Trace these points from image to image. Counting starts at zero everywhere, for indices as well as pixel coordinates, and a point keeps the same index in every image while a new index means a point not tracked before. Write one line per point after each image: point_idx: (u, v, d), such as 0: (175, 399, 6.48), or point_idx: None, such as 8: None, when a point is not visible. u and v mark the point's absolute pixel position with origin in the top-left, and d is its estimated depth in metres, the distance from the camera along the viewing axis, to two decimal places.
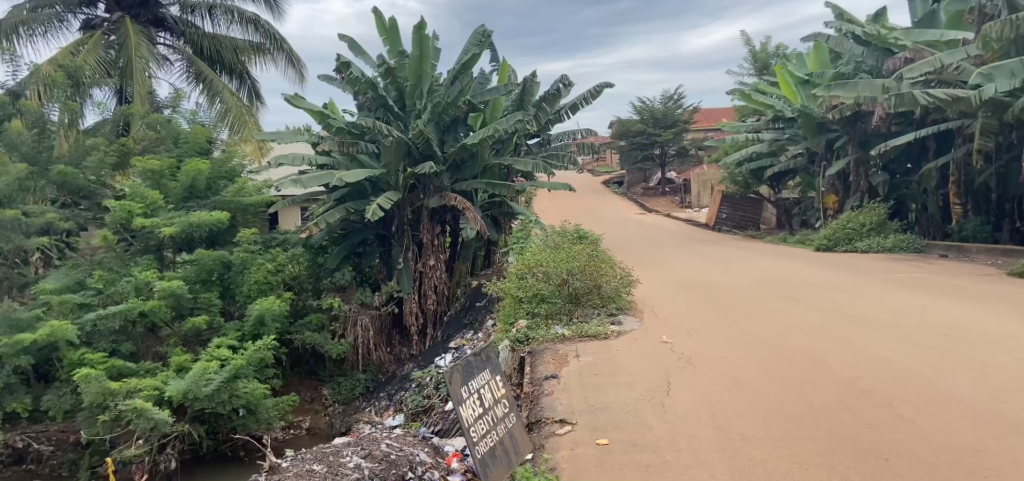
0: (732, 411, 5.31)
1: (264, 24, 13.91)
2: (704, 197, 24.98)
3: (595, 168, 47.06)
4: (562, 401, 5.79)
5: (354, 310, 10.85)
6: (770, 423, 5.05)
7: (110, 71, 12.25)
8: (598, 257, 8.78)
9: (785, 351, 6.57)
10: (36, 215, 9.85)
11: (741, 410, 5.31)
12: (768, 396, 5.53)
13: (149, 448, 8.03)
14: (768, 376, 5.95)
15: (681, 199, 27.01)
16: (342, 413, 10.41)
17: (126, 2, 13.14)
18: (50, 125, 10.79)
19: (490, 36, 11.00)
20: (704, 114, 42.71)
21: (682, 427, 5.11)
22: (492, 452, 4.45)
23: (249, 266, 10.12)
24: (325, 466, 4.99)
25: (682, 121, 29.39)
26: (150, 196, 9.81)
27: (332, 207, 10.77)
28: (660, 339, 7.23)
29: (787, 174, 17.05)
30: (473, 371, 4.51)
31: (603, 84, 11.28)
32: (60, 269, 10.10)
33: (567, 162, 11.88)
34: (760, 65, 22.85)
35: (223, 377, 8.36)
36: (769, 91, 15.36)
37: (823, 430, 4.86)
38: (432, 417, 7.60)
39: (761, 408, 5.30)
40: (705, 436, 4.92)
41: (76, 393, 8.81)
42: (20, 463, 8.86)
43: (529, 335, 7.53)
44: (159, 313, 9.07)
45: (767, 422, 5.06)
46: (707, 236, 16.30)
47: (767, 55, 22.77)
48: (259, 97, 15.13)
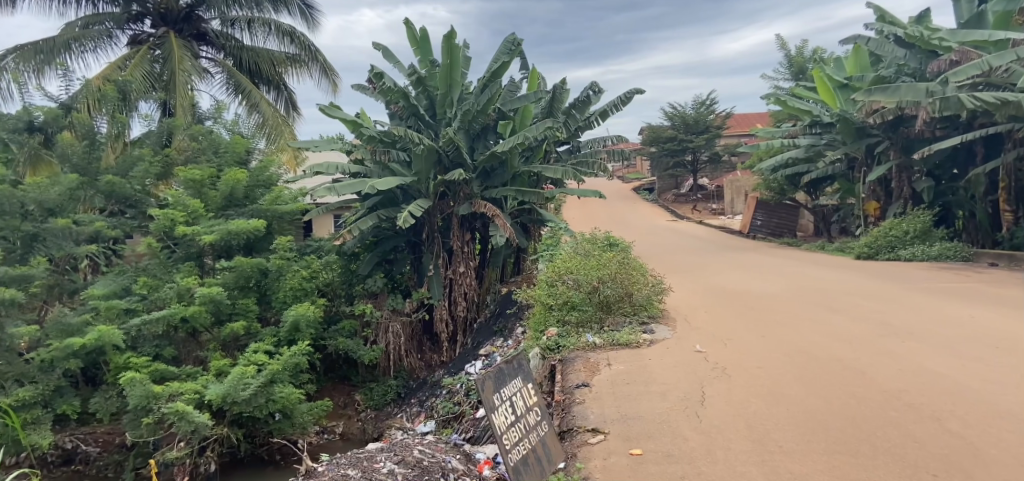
0: (766, 423, 5.26)
1: (301, 36, 14.23)
2: (738, 204, 24.67)
3: (624, 174, 46.76)
4: (593, 410, 5.80)
5: (386, 317, 11.07)
6: (808, 436, 4.98)
7: (155, 85, 12.47)
8: (629, 263, 8.68)
9: (825, 362, 6.47)
10: (85, 224, 9.98)
11: (780, 422, 5.24)
12: (807, 407, 5.46)
13: (190, 450, 8.29)
14: (807, 387, 5.88)
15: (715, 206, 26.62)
16: (374, 419, 10.56)
17: (170, 17, 13.48)
18: (99, 137, 11.08)
19: (520, 44, 11.06)
20: (737, 120, 42.23)
21: (717, 438, 5.07)
22: (525, 460, 4.50)
23: (285, 273, 10.44)
24: (359, 471, 5.22)
25: (714, 127, 29.14)
26: (192, 205, 10.14)
27: (364, 214, 10.95)
28: (693, 348, 7.19)
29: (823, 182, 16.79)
30: (505, 378, 4.55)
31: (633, 90, 11.26)
32: (107, 275, 10.37)
33: (598, 169, 11.81)
34: (797, 69, 22.52)
35: (260, 382, 8.54)
36: (805, 96, 15.06)
37: (868, 444, 4.77)
38: (464, 423, 7.64)
39: (798, 421, 5.24)
40: (741, 448, 4.88)
41: (122, 396, 9.03)
42: (69, 464, 9.09)
43: (560, 343, 7.57)
44: (199, 318, 9.35)
45: (807, 434, 5.00)
46: (742, 244, 16.06)
47: (803, 59, 22.42)
48: (296, 107, 15.45)
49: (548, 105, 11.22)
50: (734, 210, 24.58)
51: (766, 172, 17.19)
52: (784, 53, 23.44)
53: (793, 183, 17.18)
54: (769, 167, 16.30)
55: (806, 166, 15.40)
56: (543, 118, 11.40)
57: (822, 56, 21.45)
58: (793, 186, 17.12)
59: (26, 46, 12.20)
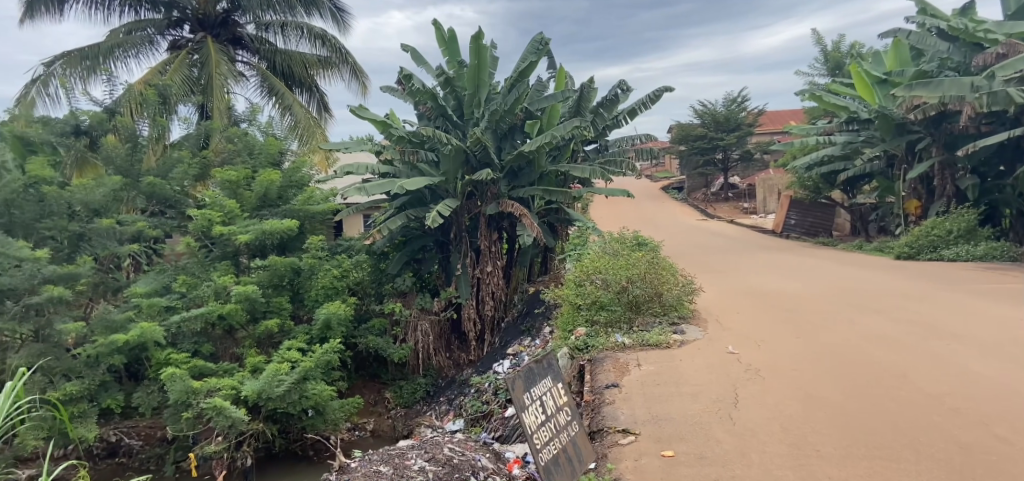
0: (802, 426, 5.22)
1: (332, 39, 14.46)
2: (770, 203, 24.34)
3: (653, 174, 46.47)
4: (623, 410, 5.82)
5: (415, 315, 11.18)
6: (847, 440, 4.93)
7: (193, 89, 12.76)
8: (659, 263, 8.64)
9: (863, 365, 6.38)
10: (128, 224, 10.27)
11: (818, 425, 5.20)
12: (845, 411, 5.41)
13: (228, 445, 8.52)
14: (845, 390, 5.81)
15: (747, 205, 26.29)
16: (404, 416, 10.71)
17: (207, 22, 13.82)
18: (141, 140, 11.41)
19: (548, 43, 11.09)
20: (769, 117, 41.61)
21: (751, 441, 5.06)
22: (556, 460, 4.53)
23: (317, 272, 10.65)
24: (391, 468, 5.32)
25: (746, 124, 28.79)
26: (228, 206, 10.38)
27: (393, 214, 11.09)
28: (726, 350, 7.15)
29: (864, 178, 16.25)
30: (536, 378, 4.59)
31: (662, 88, 11.20)
32: (148, 273, 10.66)
33: (625, 168, 11.75)
34: (833, 65, 22.08)
35: (294, 379, 8.73)
36: (842, 92, 14.78)
37: (910, 449, 4.72)
38: (493, 422, 7.70)
39: (836, 424, 5.19)
40: (777, 451, 4.87)
41: (163, 391, 9.30)
42: (113, 457, 9.39)
43: (589, 343, 7.59)
44: (235, 315, 9.58)
45: (845, 438, 4.96)
46: (775, 243, 15.80)
47: (840, 54, 22.01)
48: (327, 109, 15.68)
49: (576, 103, 11.21)
50: (766, 209, 24.26)
51: (800, 171, 16.90)
52: (819, 49, 23.05)
53: (828, 182, 16.75)
54: (803, 165, 16.01)
55: (843, 163, 14.99)
56: (570, 117, 11.39)
57: (859, 51, 21.02)
58: (829, 184, 16.67)
59: (73, 52, 12.61)
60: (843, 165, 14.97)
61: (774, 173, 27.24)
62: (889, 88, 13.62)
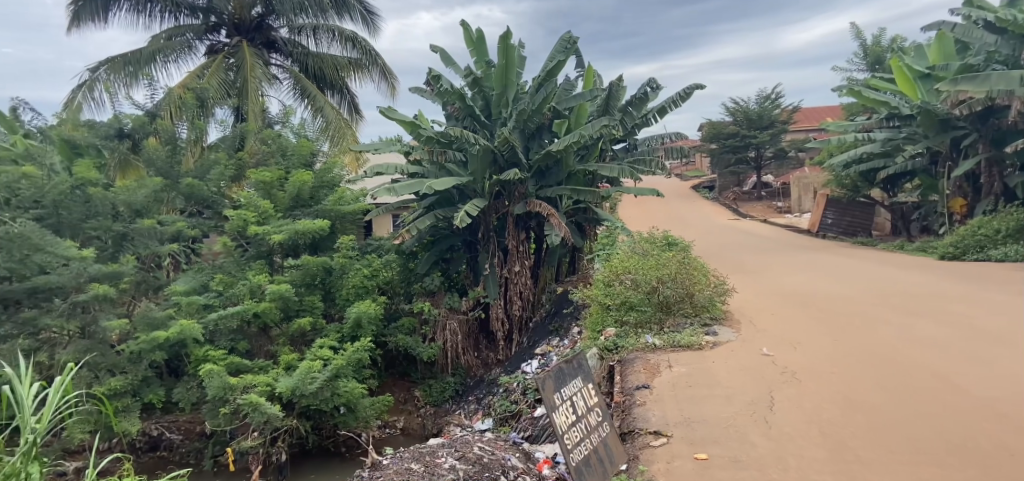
0: (842, 431, 5.17)
1: (362, 42, 14.65)
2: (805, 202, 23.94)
3: (684, 173, 46.02)
4: (655, 411, 5.81)
5: (443, 314, 11.26)
6: (888, 445, 4.88)
7: (229, 92, 12.99)
8: (690, 263, 8.58)
9: (904, 368, 6.28)
10: (168, 224, 10.56)
11: (858, 430, 5.15)
12: (885, 416, 5.34)
13: (263, 440, 8.71)
14: (886, 394, 5.73)
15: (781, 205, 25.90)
16: (434, 415, 10.83)
17: (243, 27, 14.14)
18: (180, 142, 11.72)
19: (576, 42, 11.08)
20: (804, 114, 40.89)
21: (788, 445, 5.03)
22: (587, 461, 4.56)
23: (348, 271, 10.80)
24: (422, 466, 5.40)
25: (780, 122, 28.35)
26: (262, 207, 10.61)
27: (421, 214, 11.20)
28: (760, 352, 7.09)
29: (903, 176, 16.32)
30: (566, 378, 4.63)
31: (692, 86, 11.12)
32: (187, 272, 10.93)
33: (655, 167, 11.69)
34: (872, 59, 21.60)
35: (326, 376, 8.88)
36: (882, 87, 14.45)
37: (956, 456, 4.66)
38: (522, 422, 7.71)
39: (876, 429, 5.14)
40: (816, 456, 4.84)
41: (201, 387, 9.54)
42: (155, 450, 9.66)
43: (618, 343, 7.59)
44: (270, 313, 9.78)
45: (885, 443, 4.91)
46: (809, 243, 15.54)
47: (880, 49, 21.52)
48: (357, 110, 15.89)
49: (604, 102, 11.19)
50: (800, 208, 23.88)
51: (838, 168, 16.61)
52: (858, 44, 22.58)
53: (867, 180, 16.79)
54: (840, 163, 15.71)
55: (884, 160, 14.73)
56: (598, 116, 11.35)
57: (899, 45, 20.53)
58: (868, 182, 16.74)
59: (117, 58, 13.01)
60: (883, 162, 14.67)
61: (810, 171, 26.79)
62: (932, 83, 13.23)
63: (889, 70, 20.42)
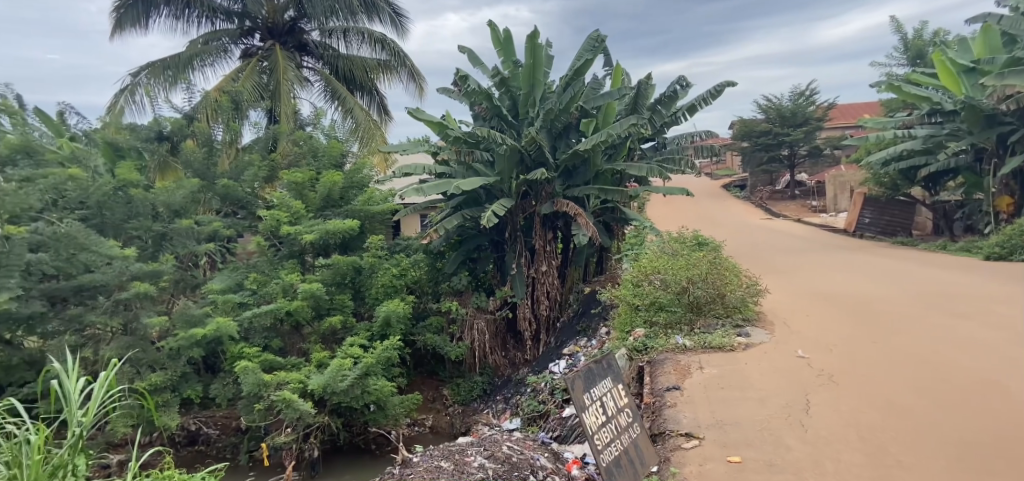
0: (882, 435, 5.12)
1: (391, 43, 14.79)
2: (842, 200, 23.50)
3: (715, 172, 45.53)
4: (686, 413, 5.79)
5: (470, 314, 11.31)
6: (930, 450, 4.82)
7: (263, 94, 13.26)
8: (721, 263, 8.51)
9: (947, 372, 6.17)
10: (205, 224, 10.82)
11: (898, 435, 5.09)
12: (926, 420, 5.27)
13: (296, 436, 8.90)
14: (927, 398, 5.65)
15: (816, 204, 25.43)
16: (462, 414, 10.92)
17: (276, 31, 14.41)
18: (216, 144, 12.01)
19: (604, 41, 11.07)
20: (840, 111, 40.05)
21: (826, 449, 4.99)
22: (617, 462, 4.57)
23: (378, 270, 10.92)
24: (452, 464, 5.46)
25: (815, 119, 27.85)
26: (295, 207, 10.81)
27: (449, 214, 11.29)
28: (795, 354, 7.02)
29: (948, 175, 15.76)
30: (595, 379, 4.65)
31: (723, 84, 11.02)
32: (223, 271, 11.17)
33: (684, 166, 11.63)
34: (914, 53, 21.04)
35: (356, 374, 8.99)
36: (924, 82, 14.12)
37: (1003, 460, 4.59)
38: (551, 422, 7.70)
39: (917, 434, 5.07)
40: (854, 461, 4.80)
41: (237, 383, 9.76)
42: (193, 444, 9.92)
43: (648, 344, 7.57)
44: (302, 311, 9.96)
45: (927, 449, 4.85)
46: (844, 243, 15.26)
47: (922, 43, 20.98)
48: (387, 111, 16.05)
49: (632, 101, 11.17)
50: (836, 208, 23.44)
51: (876, 166, 16.26)
52: (898, 38, 22.06)
53: (907, 177, 16.07)
54: (878, 160, 15.38)
55: (925, 158, 14.46)
56: (626, 114, 11.32)
57: (942, 39, 19.99)
58: (908, 180, 16.00)
59: (157, 62, 13.36)
60: (925, 160, 14.37)
61: (847, 169, 26.25)
62: (977, 77, 12.99)
63: (930, 65, 19.92)
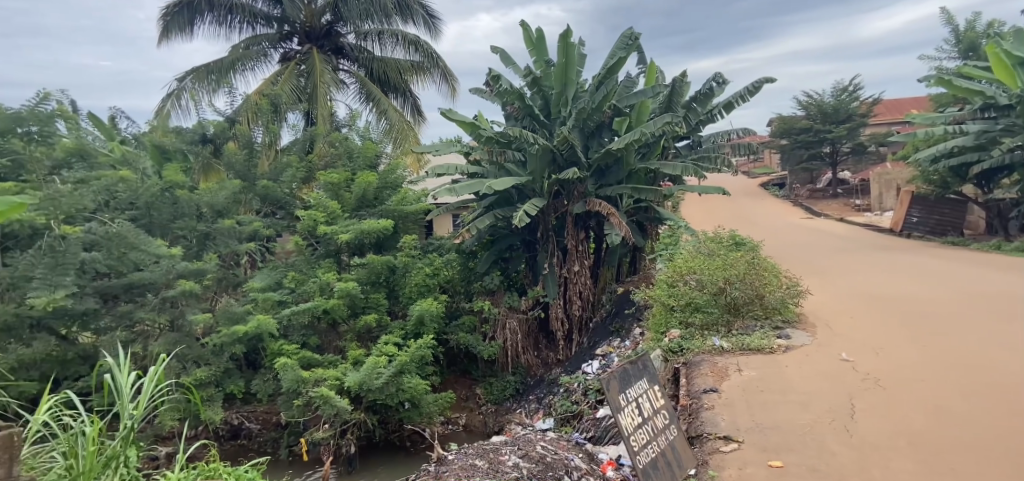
0: (932, 441, 5.04)
1: (424, 45, 14.90)
2: (887, 199, 22.93)
3: (753, 170, 44.82)
4: (724, 416, 5.75)
5: (503, 313, 11.36)
6: (983, 458, 4.73)
7: (300, 97, 13.54)
8: (759, 263, 8.42)
9: (1000, 376, 6.02)
10: (246, 224, 11.11)
11: (949, 441, 5.00)
12: (978, 427, 5.17)
13: (333, 432, 9.08)
14: (979, 404, 5.53)
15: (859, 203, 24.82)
16: (495, 413, 10.99)
17: (313, 35, 14.68)
18: (256, 146, 12.31)
19: (637, 38, 11.01)
20: (886, 107, 39.05)
21: (873, 455, 4.93)
22: (654, 463, 4.57)
23: (411, 270, 11.03)
24: (487, 462, 5.54)
25: (858, 115, 27.18)
26: (331, 207, 11.01)
27: (481, 213, 11.36)
28: (839, 356, 6.92)
29: (1001, 172, 15.21)
30: (631, 380, 4.64)
31: (762, 80, 10.87)
32: (262, 270, 11.43)
33: (720, 165, 11.46)
34: (965, 46, 20.30)
35: (391, 372, 9.11)
36: (977, 75, 13.63)
37: None
38: (585, 423, 7.68)
39: (969, 441, 4.98)
40: (903, 467, 4.74)
41: (277, 379, 9.99)
42: (236, 438, 10.18)
43: (684, 345, 7.52)
44: (338, 310, 10.15)
45: (980, 456, 4.76)
46: (887, 243, 14.92)
47: (975, 35, 20.25)
48: (420, 112, 16.22)
49: (667, 99, 11.09)
50: (881, 206, 22.88)
51: (925, 163, 15.73)
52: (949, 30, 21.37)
53: (957, 174, 15.62)
54: (927, 157, 14.94)
55: (978, 154, 13.95)
56: (661, 112, 11.25)
57: (995, 31, 19.29)
58: (960, 177, 15.55)
59: (201, 67, 13.71)
60: (976, 156, 13.94)
61: (893, 167, 25.58)
62: None
63: (981, 58, 19.26)
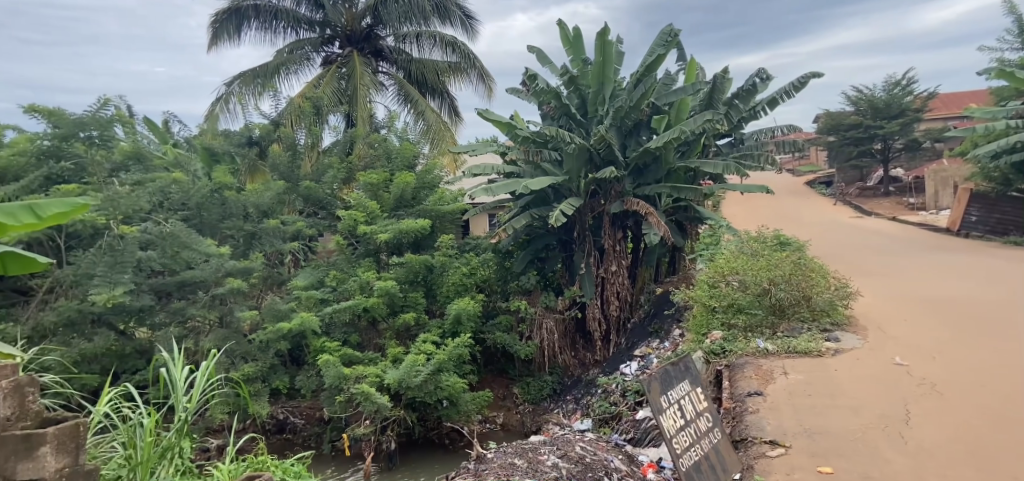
0: (994, 449, 4.93)
1: (461, 46, 15.02)
2: (944, 197, 22.20)
3: (799, 167, 43.80)
4: (770, 420, 5.70)
5: (539, 313, 11.35)
6: None
7: (341, 99, 13.73)
8: (805, 264, 8.28)
9: None
10: (290, 224, 11.41)
11: (1010, 450, 4.89)
12: None
13: (375, 428, 9.17)
14: None
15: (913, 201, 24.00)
16: (532, 412, 11.05)
17: (353, 38, 14.97)
18: (299, 148, 12.62)
19: (677, 35, 10.93)
20: (942, 100, 37.67)
21: (928, 463, 4.86)
22: (698, 466, 4.56)
23: (448, 269, 11.11)
24: (526, 461, 5.60)
25: (913, 110, 26.28)
26: (370, 206, 11.21)
27: (517, 213, 11.41)
28: (892, 360, 6.77)
29: None
30: (673, 382, 4.63)
31: (808, 75, 10.66)
32: (305, 268, 11.67)
33: (764, 162, 11.29)
34: None
35: (429, 370, 9.25)
36: None
37: None
38: (624, 424, 7.63)
39: None
40: (960, 476, 4.65)
41: (320, 376, 10.21)
42: (281, 432, 10.47)
43: (726, 347, 7.44)
44: (378, 308, 10.33)
45: None
46: (939, 243, 14.51)
47: None
48: (457, 113, 16.36)
49: (708, 95, 10.97)
50: (937, 205, 22.14)
51: (984, 159, 15.35)
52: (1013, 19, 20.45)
53: (1020, 171, 15.02)
54: (988, 154, 14.59)
55: None
56: (702, 110, 11.12)
57: None
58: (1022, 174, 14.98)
59: (247, 72, 14.11)
60: None
61: (950, 164, 24.65)
62: None
63: None
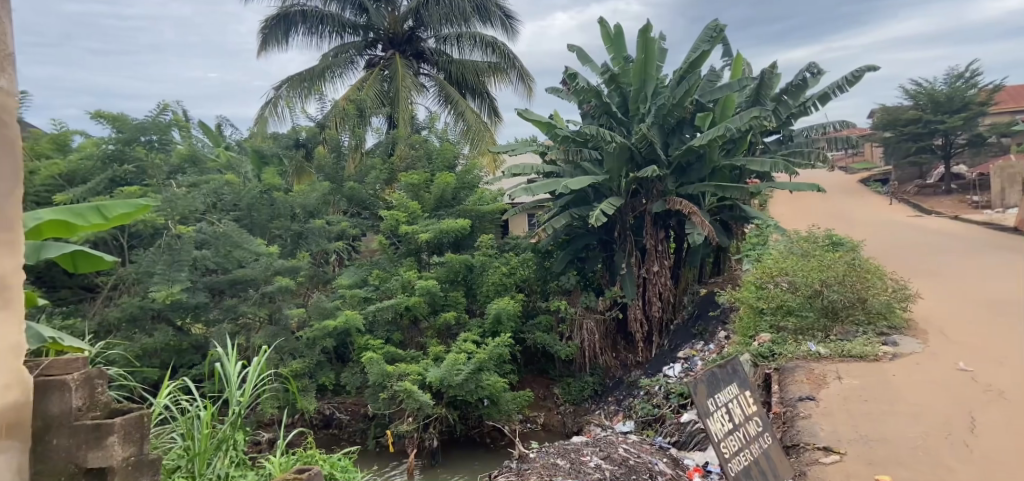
0: None
1: (501, 46, 15.09)
2: (1009, 195, 21.22)
3: (850, 165, 42.47)
4: (823, 426, 5.55)
5: (580, 313, 11.38)
6: None
7: (382, 101, 13.93)
8: (859, 264, 8.03)
9: None
10: (334, 224, 11.60)
11: None
12: None
13: (417, 425, 9.32)
14: None
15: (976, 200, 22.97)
16: (573, 413, 11.02)
17: (396, 40, 15.16)
18: (344, 149, 12.83)
19: (722, 30, 10.73)
20: (1008, 93, 35.97)
21: (997, 474, 4.65)
22: (747, 471, 4.47)
23: (488, 268, 11.16)
24: (569, 462, 5.58)
25: (976, 104, 25.18)
26: (412, 206, 11.32)
27: (557, 213, 11.36)
28: (957, 366, 6.51)
29: None
30: (721, 384, 4.52)
31: (862, 69, 10.35)
32: (349, 267, 11.83)
33: (813, 159, 11.00)
34: None
35: (470, 369, 9.30)
36: None
37: None
38: (668, 427, 7.48)
39: None
40: None
41: (363, 373, 10.35)
42: (327, 428, 10.65)
43: (775, 350, 7.29)
44: (419, 307, 10.41)
45: None
46: (1002, 243, 13.88)
47: None
48: (497, 113, 16.39)
49: (755, 92, 10.75)
50: (1002, 203, 21.19)
51: None
52: None
53: None
54: None
55: None
56: (748, 106, 10.90)
57: None
58: None
59: (295, 75, 14.42)
60: None
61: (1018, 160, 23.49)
62: None
63: None
